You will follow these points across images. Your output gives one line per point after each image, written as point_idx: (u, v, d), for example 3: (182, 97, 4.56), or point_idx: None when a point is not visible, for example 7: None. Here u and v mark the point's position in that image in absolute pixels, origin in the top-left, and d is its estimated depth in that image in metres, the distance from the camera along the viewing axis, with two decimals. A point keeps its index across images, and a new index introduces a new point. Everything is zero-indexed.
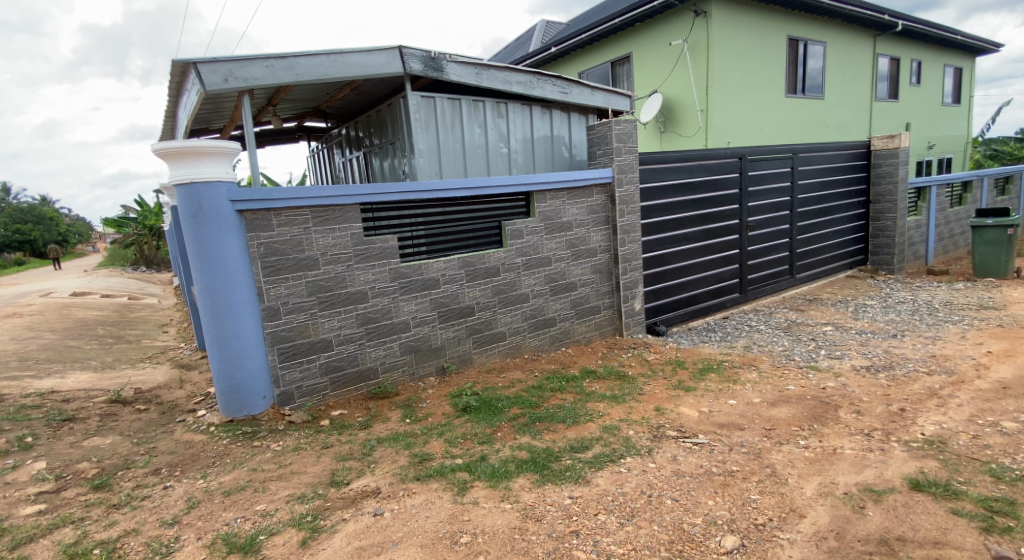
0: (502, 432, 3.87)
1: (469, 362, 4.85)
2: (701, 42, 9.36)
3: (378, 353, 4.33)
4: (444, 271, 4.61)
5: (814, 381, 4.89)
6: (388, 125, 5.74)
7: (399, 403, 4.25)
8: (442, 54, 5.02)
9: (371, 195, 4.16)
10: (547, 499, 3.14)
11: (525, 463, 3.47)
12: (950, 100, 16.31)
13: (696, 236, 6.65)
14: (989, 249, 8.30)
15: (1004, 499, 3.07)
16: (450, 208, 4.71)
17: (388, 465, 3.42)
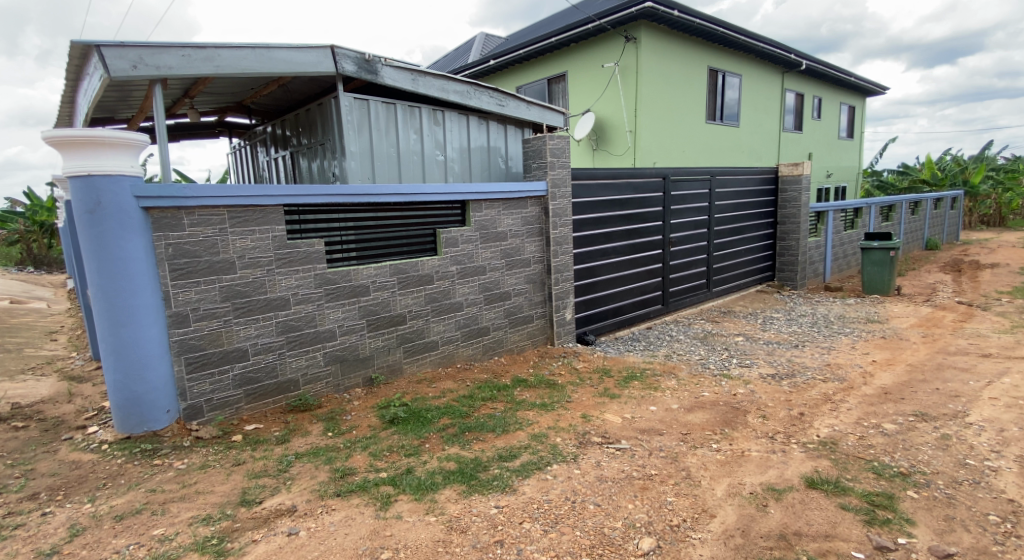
0: (430, 443, 3.82)
1: (399, 372, 4.76)
2: (630, 65, 9.80)
3: (298, 364, 4.15)
4: (374, 278, 4.51)
5: (726, 387, 5.19)
6: (317, 125, 5.57)
7: (321, 416, 4.08)
8: (377, 57, 4.96)
9: (297, 196, 4.01)
10: (473, 509, 3.12)
11: (452, 475, 3.44)
12: (845, 134, 18.00)
13: (623, 249, 6.90)
14: (875, 269, 9.17)
15: (884, 493, 3.38)
16: (382, 214, 4.63)
17: (306, 482, 3.28)
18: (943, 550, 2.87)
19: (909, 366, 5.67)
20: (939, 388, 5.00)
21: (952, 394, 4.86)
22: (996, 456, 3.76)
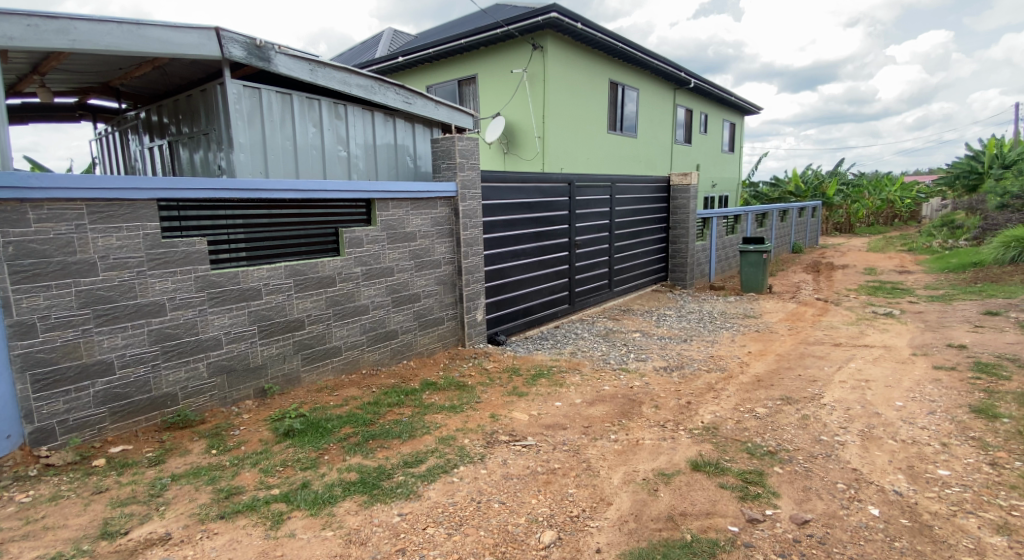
0: (329, 454, 3.67)
1: (296, 382, 4.53)
2: (537, 73, 10.06)
3: (176, 377, 3.83)
4: (267, 280, 4.27)
5: (624, 381, 5.48)
6: (200, 112, 5.18)
7: (204, 433, 3.80)
8: (270, 44, 4.73)
9: (174, 189, 3.71)
10: (374, 519, 3.06)
11: (353, 485, 3.34)
12: (727, 148, 19.66)
13: (532, 251, 7.06)
14: (752, 270, 10.08)
15: (756, 471, 3.74)
16: (275, 211, 4.41)
17: (183, 506, 3.04)
18: (802, 517, 3.22)
19: (777, 355, 6.31)
20: (802, 374, 5.61)
21: (811, 379, 5.47)
22: (844, 431, 4.29)
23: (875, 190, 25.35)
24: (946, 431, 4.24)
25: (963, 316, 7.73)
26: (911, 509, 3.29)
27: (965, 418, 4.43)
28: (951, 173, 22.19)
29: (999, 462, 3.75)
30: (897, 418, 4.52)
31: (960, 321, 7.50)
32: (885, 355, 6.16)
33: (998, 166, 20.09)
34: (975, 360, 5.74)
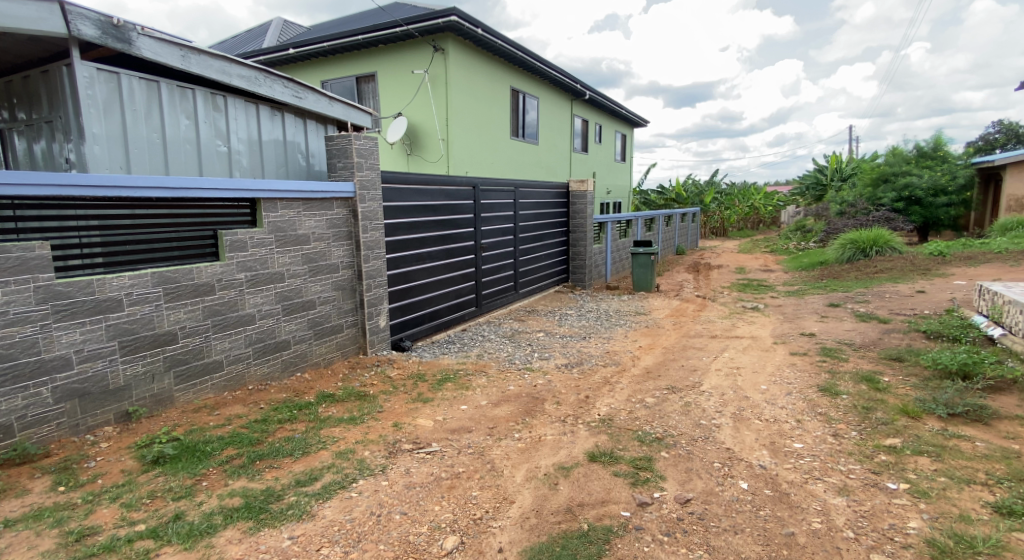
0: (208, 480, 3.42)
1: (167, 402, 4.12)
2: (439, 75, 10.06)
3: (11, 405, 3.33)
4: (129, 289, 3.84)
5: (528, 380, 5.64)
6: (42, 97, 4.63)
7: (49, 468, 3.36)
8: (130, 25, 4.33)
9: (6, 183, 3.27)
10: (261, 546, 2.92)
11: (236, 511, 3.15)
12: (619, 157, 20.79)
13: (438, 254, 7.05)
14: (642, 270, 10.75)
15: (645, 457, 4.02)
16: (139, 212, 4.02)
17: (20, 555, 2.71)
18: (684, 497, 3.51)
19: (664, 348, 6.80)
20: (685, 364, 6.10)
21: (692, 368, 5.96)
22: (719, 414, 4.73)
23: (744, 198, 28.05)
24: (800, 408, 4.81)
25: (812, 308, 8.81)
26: (773, 480, 3.70)
27: (815, 397, 5.05)
28: (803, 184, 25.09)
29: (840, 433, 4.32)
30: (761, 400, 5.05)
31: (811, 312, 8.54)
32: (752, 344, 6.85)
33: (838, 179, 23.18)
34: (822, 346, 6.56)
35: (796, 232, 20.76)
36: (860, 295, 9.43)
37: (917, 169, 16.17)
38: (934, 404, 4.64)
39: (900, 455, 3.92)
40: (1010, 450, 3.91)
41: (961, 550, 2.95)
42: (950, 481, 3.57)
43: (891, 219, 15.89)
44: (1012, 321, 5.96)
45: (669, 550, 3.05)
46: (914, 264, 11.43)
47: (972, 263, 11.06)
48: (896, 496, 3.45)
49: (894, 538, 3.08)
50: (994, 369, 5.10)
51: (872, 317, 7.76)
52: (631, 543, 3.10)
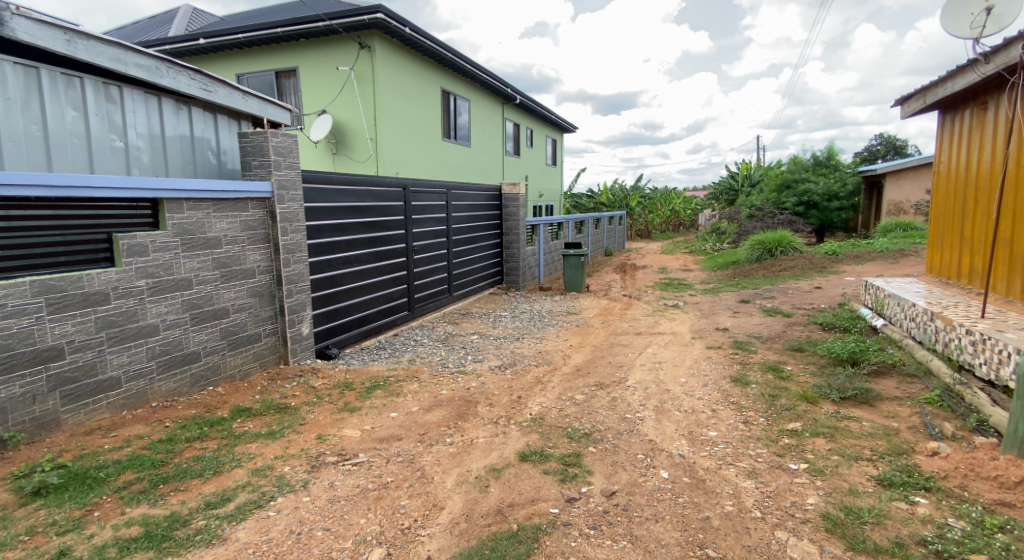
0: (101, 510, 3.12)
1: (53, 427, 3.71)
2: (366, 73, 9.81)
3: None
4: (4, 301, 3.44)
5: (461, 383, 5.58)
6: None
7: None
8: (3, 4, 3.88)
9: None
10: None
11: (135, 541, 2.89)
12: (551, 161, 21.13)
13: (366, 257, 6.84)
14: (573, 272, 10.95)
15: (574, 453, 4.06)
16: (15, 214, 3.60)
17: None
18: (609, 490, 3.57)
19: (593, 346, 6.93)
20: (612, 361, 6.24)
21: (619, 364, 6.12)
22: (643, 408, 4.87)
23: (665, 202, 29.32)
24: (715, 398, 5.04)
25: (726, 304, 9.29)
26: (691, 468, 3.84)
27: (728, 387, 5.30)
28: (716, 189, 26.54)
29: (749, 420, 4.56)
30: (681, 392, 5.25)
31: (726, 308, 9.02)
32: (673, 339, 7.14)
33: (748, 185, 24.70)
34: (734, 339, 6.93)
35: (711, 233, 21.87)
36: (767, 291, 10.08)
37: (815, 176, 17.52)
38: (829, 389, 5.00)
39: (800, 437, 4.19)
40: (891, 428, 4.27)
41: (850, 521, 3.16)
42: (842, 458, 3.84)
43: (793, 222, 17.20)
44: (892, 313, 6.57)
45: (594, 543, 3.09)
46: (812, 263, 12.35)
47: (860, 261, 12.10)
48: (797, 475, 3.67)
49: (794, 514, 3.27)
50: (878, 356, 5.60)
51: (778, 311, 8.31)
52: (559, 540, 3.12)
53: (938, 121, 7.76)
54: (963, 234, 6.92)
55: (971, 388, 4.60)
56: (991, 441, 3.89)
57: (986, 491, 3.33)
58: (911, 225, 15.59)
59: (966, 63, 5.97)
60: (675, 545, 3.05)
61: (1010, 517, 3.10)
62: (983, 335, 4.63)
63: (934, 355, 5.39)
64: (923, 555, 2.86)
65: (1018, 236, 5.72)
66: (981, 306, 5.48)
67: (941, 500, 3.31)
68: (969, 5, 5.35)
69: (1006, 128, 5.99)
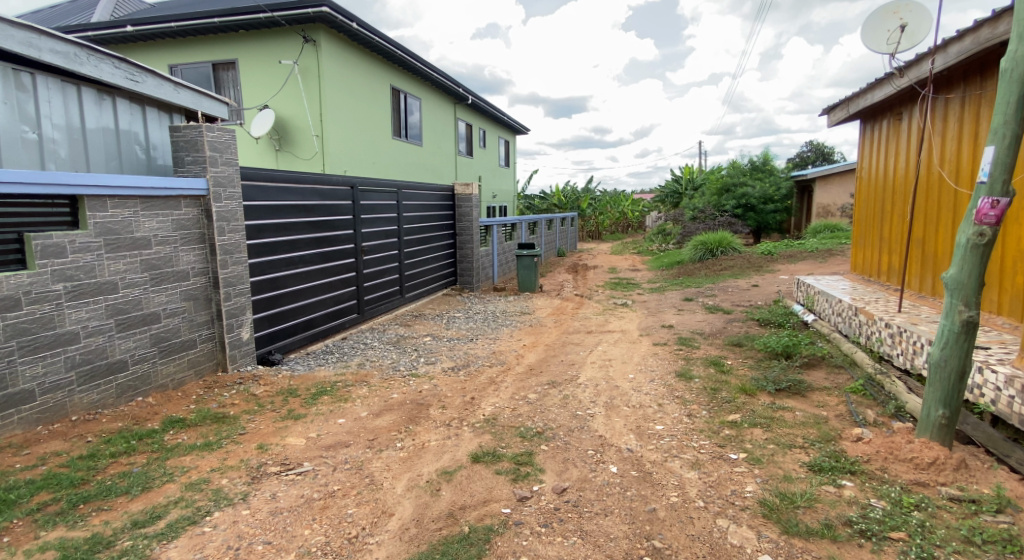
0: (12, 535, 2.86)
1: None
2: (311, 68, 9.51)
3: None
4: None
5: (413, 386, 5.46)
6: None
7: None
8: None
9: None
10: None
11: None
12: (504, 163, 21.13)
13: (312, 258, 6.59)
14: (527, 272, 10.95)
15: (526, 452, 4.03)
16: None
17: None
18: (561, 486, 3.56)
19: (546, 345, 6.94)
20: (564, 359, 6.27)
21: (571, 363, 6.15)
22: (593, 404, 4.90)
23: (614, 204, 29.85)
24: (661, 393, 5.13)
25: (671, 302, 9.53)
26: (638, 461, 3.88)
27: (673, 382, 5.41)
28: (662, 192, 27.21)
29: (693, 413, 4.65)
30: (630, 388, 5.32)
31: (672, 306, 9.24)
32: (622, 337, 7.24)
33: (692, 188, 25.43)
34: (680, 336, 7.09)
35: (657, 234, 22.36)
36: (709, 289, 10.41)
37: (751, 180, 18.22)
38: (766, 382, 5.18)
39: (739, 428, 4.30)
40: (821, 416, 4.46)
41: (784, 505, 3.26)
42: (777, 447, 3.97)
43: (733, 224, 17.83)
44: (821, 308, 6.90)
45: (546, 541, 3.06)
46: (750, 262, 12.83)
47: (793, 260, 12.65)
48: (737, 465, 3.77)
49: (735, 502, 3.35)
50: (809, 349, 5.88)
51: (719, 308, 8.58)
52: (510, 540, 3.07)
53: (860, 131, 8.19)
54: (882, 236, 7.32)
55: (890, 377, 4.84)
56: (906, 425, 4.11)
57: (904, 473, 3.50)
58: (837, 226, 16.41)
59: (884, 77, 6.31)
60: (623, 539, 3.06)
61: (926, 496, 3.29)
62: (900, 327, 4.91)
63: (859, 348, 5.66)
64: (850, 535, 2.98)
65: (930, 238, 6.09)
66: (899, 301, 5.80)
67: (865, 482, 3.46)
68: (885, 21, 5.56)
69: (918, 138, 6.38)
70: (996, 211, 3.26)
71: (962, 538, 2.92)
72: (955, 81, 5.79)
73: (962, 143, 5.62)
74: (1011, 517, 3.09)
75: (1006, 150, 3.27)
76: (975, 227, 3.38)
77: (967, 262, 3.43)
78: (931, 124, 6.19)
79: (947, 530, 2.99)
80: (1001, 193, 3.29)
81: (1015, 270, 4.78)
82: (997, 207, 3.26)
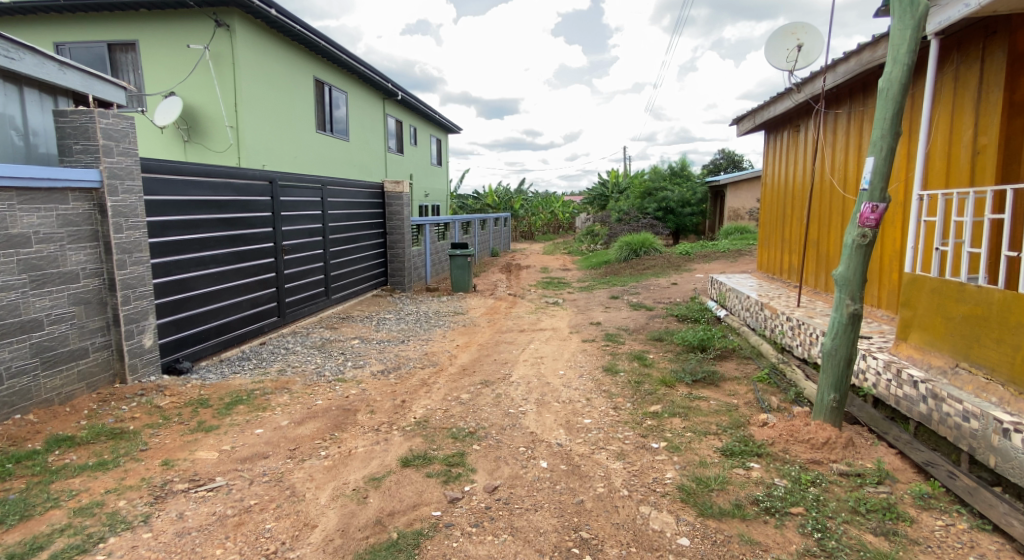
0: None
1: None
2: (223, 54, 8.93)
3: None
4: None
5: (339, 391, 5.22)
6: None
7: None
8: None
9: None
10: None
11: None
12: (436, 161, 20.86)
13: (225, 257, 6.17)
14: (460, 272, 10.82)
15: (458, 453, 3.93)
16: None
17: None
18: (492, 485, 3.49)
19: (479, 345, 6.87)
20: (497, 358, 6.21)
21: (504, 361, 6.11)
22: (525, 402, 4.88)
23: (545, 205, 30.29)
24: (590, 388, 5.18)
25: (599, 300, 9.72)
26: (568, 455, 3.88)
27: (600, 376, 5.49)
28: (589, 194, 27.84)
29: (618, 406, 4.73)
30: (560, 384, 5.33)
31: (600, 303, 9.44)
32: (553, 334, 7.29)
33: (617, 191, 26.21)
34: (607, 333, 7.22)
35: (585, 235, 22.83)
36: (633, 287, 10.72)
37: (671, 185, 19.04)
38: (683, 373, 5.36)
39: (660, 419, 4.41)
40: (732, 404, 4.66)
41: (700, 489, 3.36)
42: (694, 434, 4.10)
43: (654, 226, 18.53)
44: (732, 304, 7.24)
45: (476, 541, 2.98)
46: (671, 262, 13.34)
47: (707, 260, 13.29)
48: (658, 453, 3.85)
49: (656, 489, 3.41)
50: (721, 342, 6.17)
51: (642, 305, 8.84)
52: (440, 542, 2.97)
53: (765, 141, 8.68)
54: (783, 237, 7.79)
55: (790, 365, 5.18)
56: (804, 410, 4.36)
57: (802, 452, 3.70)
58: (745, 229, 17.41)
59: (784, 91, 6.74)
60: (553, 532, 3.04)
61: (820, 472, 3.49)
62: (799, 320, 5.23)
63: (764, 340, 5.97)
64: (757, 512, 3.12)
65: (823, 239, 6.53)
66: (798, 297, 6.18)
67: (770, 463, 3.63)
68: (784, 40, 5.90)
69: (813, 149, 6.84)
70: (876, 215, 3.50)
71: (849, 508, 3.13)
72: (842, 98, 6.25)
73: (848, 153, 6.06)
74: (890, 487, 3.35)
75: (883, 161, 3.51)
76: (858, 229, 3.61)
77: (853, 260, 3.65)
78: (823, 136, 6.64)
79: (837, 502, 3.20)
80: (880, 198, 3.53)
81: (891, 265, 5.20)
82: (876, 211, 3.50)
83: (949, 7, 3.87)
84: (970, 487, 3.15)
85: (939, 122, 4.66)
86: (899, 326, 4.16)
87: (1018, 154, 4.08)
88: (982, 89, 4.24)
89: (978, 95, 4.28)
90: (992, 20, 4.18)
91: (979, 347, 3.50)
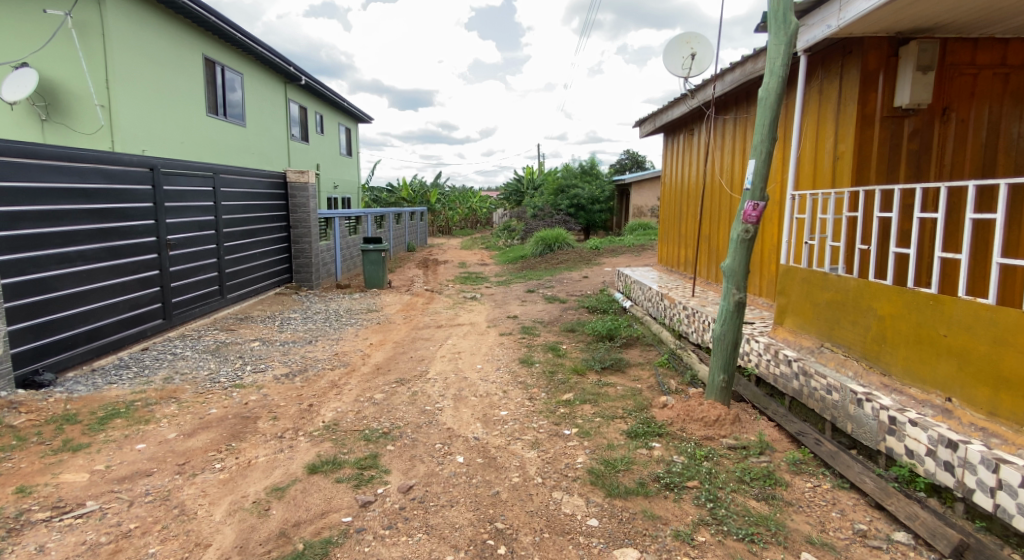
0: None
1: None
2: (91, 25, 7.98)
3: None
4: None
5: (236, 398, 4.81)
6: None
7: None
8: None
9: None
10: None
11: None
12: (345, 152, 20.02)
13: (98, 253, 5.52)
14: (373, 268, 10.44)
15: (370, 454, 3.74)
16: None
17: None
18: (406, 485, 3.34)
19: (394, 342, 6.63)
20: (413, 355, 6.03)
21: (419, 358, 5.94)
22: (441, 398, 4.75)
23: (462, 200, 30.06)
24: (506, 381, 5.14)
25: (516, 294, 9.75)
26: (484, 448, 3.81)
27: (516, 369, 5.46)
28: (505, 189, 27.97)
29: (533, 396, 4.73)
30: (477, 378, 5.26)
31: (516, 297, 9.46)
32: (470, 329, 7.20)
33: (532, 187, 26.52)
34: (522, 325, 7.24)
35: (501, 231, 22.90)
36: (547, 281, 10.86)
37: (582, 183, 19.56)
38: (593, 361, 5.47)
39: (572, 406, 4.45)
40: (636, 389, 4.81)
41: (608, 471, 3.42)
42: (602, 419, 4.18)
43: (567, 222, 18.92)
44: (636, 294, 7.49)
45: (389, 543, 2.83)
46: (582, 256, 13.66)
47: (616, 254, 13.75)
48: (569, 439, 3.88)
49: (568, 474, 3.42)
50: (627, 331, 6.38)
51: (556, 298, 8.95)
52: (350, 549, 2.79)
53: (664, 143, 9.07)
54: (680, 233, 8.18)
55: (687, 350, 5.35)
56: (699, 391, 4.57)
57: (697, 430, 3.86)
58: (649, 224, 18.19)
59: (679, 97, 7.07)
60: (468, 526, 2.95)
61: (712, 447, 3.66)
62: (693, 308, 5.47)
63: (665, 327, 6.23)
64: (658, 489, 3.21)
65: (714, 234, 6.91)
66: (693, 287, 6.50)
67: (669, 442, 3.77)
68: (680, 48, 6.14)
69: (705, 150, 7.22)
70: (757, 212, 3.70)
71: (736, 478, 3.30)
72: (729, 105, 6.64)
73: (734, 156, 6.44)
74: (769, 456, 3.58)
75: (763, 164, 3.71)
76: (742, 225, 3.81)
77: (739, 252, 3.84)
78: (714, 139, 7.01)
79: (726, 473, 3.36)
80: (760, 197, 3.74)
81: (770, 258, 5.57)
82: (757, 210, 3.71)
83: (815, 27, 4.15)
84: (833, 451, 3.38)
85: (809, 128, 5.04)
86: (777, 312, 4.48)
87: (868, 161, 4.44)
88: (841, 102, 4.59)
89: (838, 108, 4.63)
90: (849, 41, 4.50)
91: (839, 329, 3.78)
